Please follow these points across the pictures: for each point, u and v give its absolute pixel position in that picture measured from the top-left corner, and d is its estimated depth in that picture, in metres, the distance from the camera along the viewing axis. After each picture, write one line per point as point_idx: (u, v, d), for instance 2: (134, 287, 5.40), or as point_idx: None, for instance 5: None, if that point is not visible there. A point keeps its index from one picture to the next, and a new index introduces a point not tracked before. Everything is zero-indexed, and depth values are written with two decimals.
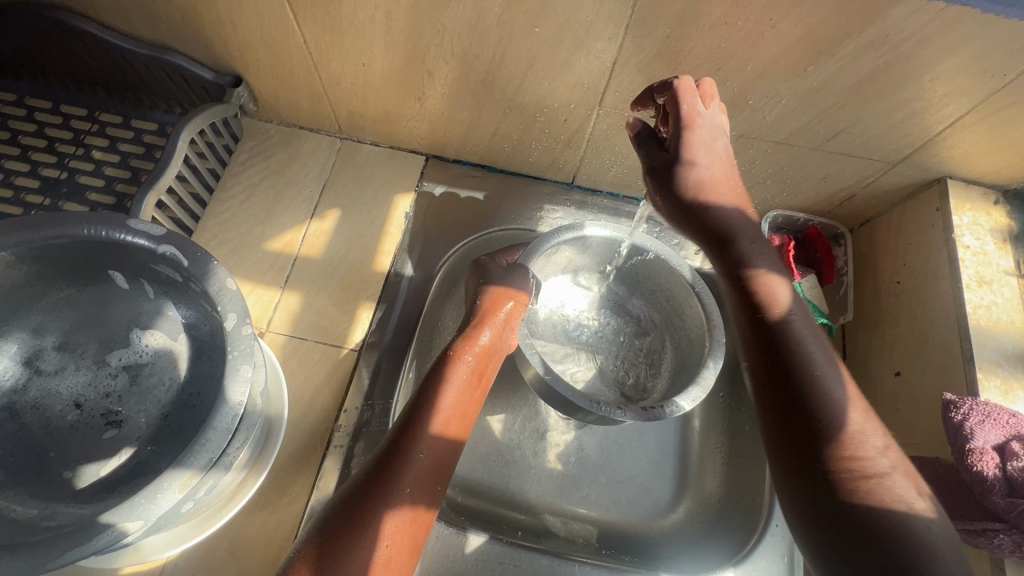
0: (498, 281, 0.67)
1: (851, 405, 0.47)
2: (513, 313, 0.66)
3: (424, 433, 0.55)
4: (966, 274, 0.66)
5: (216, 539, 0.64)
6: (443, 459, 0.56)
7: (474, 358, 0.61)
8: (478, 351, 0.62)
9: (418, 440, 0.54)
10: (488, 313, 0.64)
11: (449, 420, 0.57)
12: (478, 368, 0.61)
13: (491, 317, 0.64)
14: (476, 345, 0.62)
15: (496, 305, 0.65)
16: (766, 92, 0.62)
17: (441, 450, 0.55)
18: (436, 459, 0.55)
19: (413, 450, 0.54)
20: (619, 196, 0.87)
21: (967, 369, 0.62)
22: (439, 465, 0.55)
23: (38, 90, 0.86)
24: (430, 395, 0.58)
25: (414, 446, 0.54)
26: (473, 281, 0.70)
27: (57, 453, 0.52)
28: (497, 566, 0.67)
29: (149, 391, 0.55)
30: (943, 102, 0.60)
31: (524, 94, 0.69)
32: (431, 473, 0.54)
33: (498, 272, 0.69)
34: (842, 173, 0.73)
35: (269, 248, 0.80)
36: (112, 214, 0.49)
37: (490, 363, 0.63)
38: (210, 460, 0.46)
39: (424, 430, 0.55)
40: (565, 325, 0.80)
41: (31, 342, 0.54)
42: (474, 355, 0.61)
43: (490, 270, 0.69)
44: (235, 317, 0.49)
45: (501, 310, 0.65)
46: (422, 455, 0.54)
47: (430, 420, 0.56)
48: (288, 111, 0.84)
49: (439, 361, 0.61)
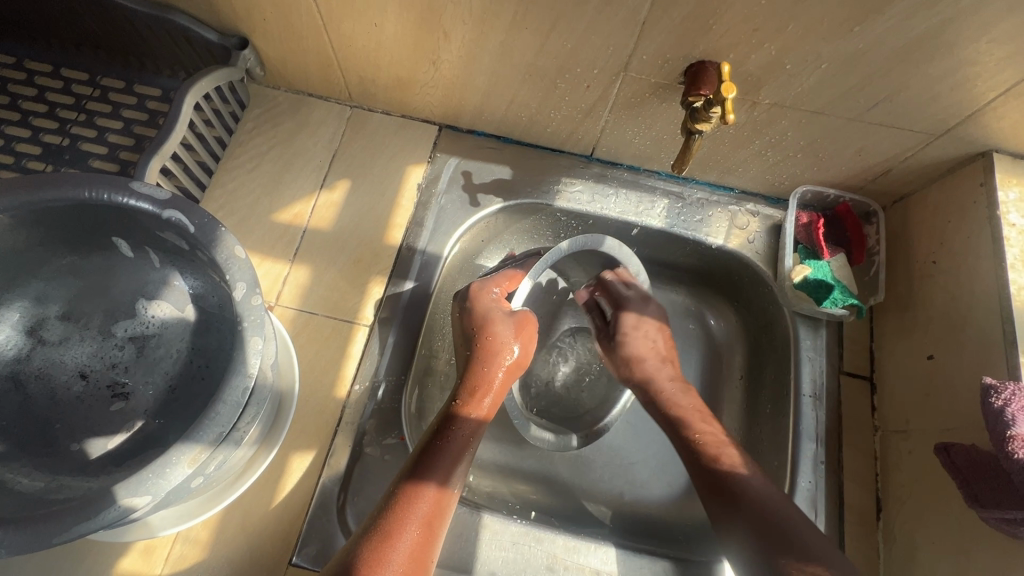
0: (500, 339, 0.67)
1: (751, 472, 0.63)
2: (512, 369, 0.68)
3: (424, 495, 0.56)
4: (1011, 254, 0.63)
5: (227, 515, 0.63)
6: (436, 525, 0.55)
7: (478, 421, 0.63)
8: (478, 420, 0.63)
9: (418, 504, 0.55)
10: (489, 377, 0.66)
11: (448, 482, 0.57)
12: (480, 432, 0.63)
13: (489, 382, 0.66)
14: (478, 410, 0.64)
15: (498, 371, 0.66)
16: (806, 55, 0.58)
17: (436, 517, 0.55)
18: (425, 525, 0.54)
19: (411, 517, 0.54)
20: (640, 169, 0.83)
21: (1008, 354, 0.60)
22: (430, 536, 0.54)
23: (36, 54, 0.83)
24: (429, 459, 0.58)
25: (414, 510, 0.54)
26: (467, 329, 0.69)
27: (64, 425, 0.50)
28: (511, 547, 0.65)
29: (156, 363, 0.54)
30: (998, 66, 0.55)
31: (544, 57, 0.65)
32: (422, 542, 0.53)
33: (504, 329, 0.68)
34: (881, 146, 0.69)
35: (278, 220, 0.78)
36: (114, 175, 0.47)
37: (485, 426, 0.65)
38: (220, 435, 0.44)
39: (425, 496, 0.55)
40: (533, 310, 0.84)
41: (33, 310, 0.52)
42: (478, 420, 0.63)
43: (495, 325, 0.67)
44: (244, 286, 0.47)
45: (499, 370, 0.67)
46: (421, 515, 0.55)
47: (427, 484, 0.56)
48: (296, 75, 0.80)
49: (441, 423, 0.62)
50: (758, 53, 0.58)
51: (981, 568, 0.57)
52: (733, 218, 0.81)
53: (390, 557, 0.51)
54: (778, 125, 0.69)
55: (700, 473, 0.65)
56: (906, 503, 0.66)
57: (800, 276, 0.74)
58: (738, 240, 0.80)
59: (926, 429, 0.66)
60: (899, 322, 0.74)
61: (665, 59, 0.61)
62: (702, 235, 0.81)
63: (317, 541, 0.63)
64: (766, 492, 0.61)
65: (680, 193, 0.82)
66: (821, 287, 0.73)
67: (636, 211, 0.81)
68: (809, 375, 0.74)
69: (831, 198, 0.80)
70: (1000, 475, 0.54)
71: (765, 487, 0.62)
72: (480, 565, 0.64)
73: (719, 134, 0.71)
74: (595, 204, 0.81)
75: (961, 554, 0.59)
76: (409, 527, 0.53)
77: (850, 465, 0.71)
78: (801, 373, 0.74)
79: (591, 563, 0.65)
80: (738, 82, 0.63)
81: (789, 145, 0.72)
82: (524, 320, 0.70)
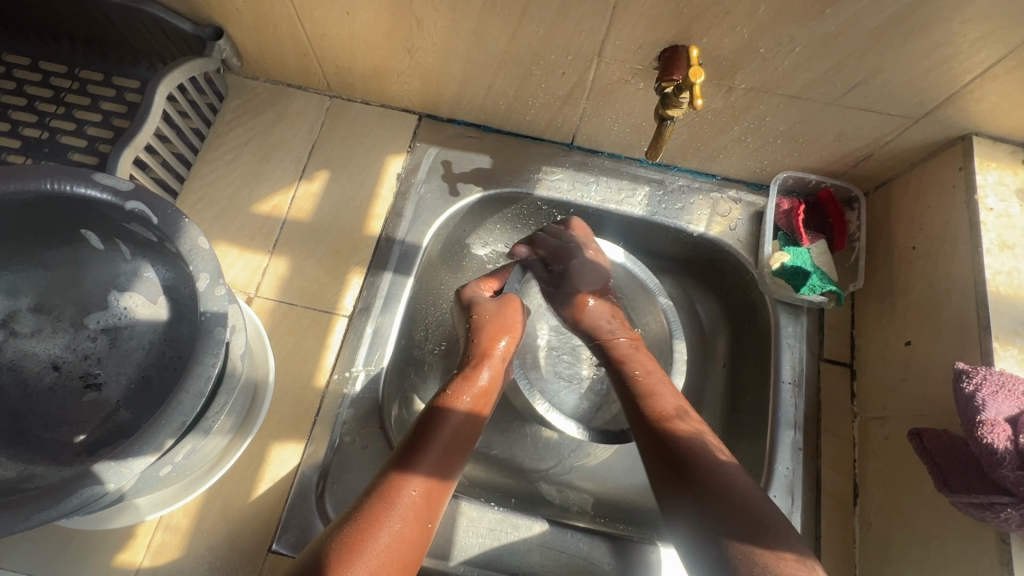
0: (488, 316, 0.71)
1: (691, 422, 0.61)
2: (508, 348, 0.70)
3: (415, 476, 0.56)
4: (987, 239, 0.62)
5: (207, 504, 0.64)
6: (430, 506, 0.56)
7: (473, 397, 0.64)
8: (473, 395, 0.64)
9: (407, 485, 0.55)
10: (487, 350, 0.69)
11: (444, 461, 0.59)
12: (477, 408, 0.64)
13: (489, 358, 0.68)
14: (478, 383, 0.66)
15: (494, 344, 0.69)
16: (779, 38, 0.57)
17: (428, 500, 0.56)
18: (417, 506, 0.55)
19: (398, 498, 0.54)
20: (621, 157, 0.82)
21: (982, 338, 0.60)
22: (420, 517, 0.55)
23: (16, 46, 0.83)
24: (421, 437, 0.59)
25: (404, 494, 0.55)
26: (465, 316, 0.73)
27: (36, 415, 0.51)
28: (488, 533, 0.66)
29: (128, 354, 0.54)
30: (973, 48, 0.54)
31: (518, 43, 0.65)
32: (414, 521, 0.54)
33: (490, 307, 0.72)
34: (859, 131, 0.68)
35: (257, 211, 0.78)
36: (77, 167, 0.47)
37: (487, 402, 0.66)
38: (183, 423, 0.44)
39: (416, 475, 0.56)
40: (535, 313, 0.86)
41: (4, 302, 0.53)
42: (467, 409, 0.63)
43: (479, 307, 0.72)
44: (208, 277, 0.48)
45: (497, 349, 0.69)
46: (415, 496, 0.55)
47: (415, 471, 0.57)
48: (273, 66, 0.80)
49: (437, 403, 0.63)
50: (730, 37, 0.58)
51: (953, 550, 0.57)
52: (714, 206, 0.81)
53: (375, 542, 0.51)
54: (755, 111, 0.68)
55: (652, 445, 0.60)
56: (882, 489, 0.66)
57: (778, 262, 0.74)
58: (719, 227, 0.80)
59: (902, 415, 0.66)
60: (879, 308, 0.74)
61: (638, 44, 0.61)
62: (683, 223, 0.80)
63: (295, 528, 0.64)
64: (712, 447, 0.58)
65: (661, 181, 0.82)
66: (799, 274, 0.73)
67: (618, 199, 0.81)
68: (789, 363, 0.74)
69: (812, 184, 0.79)
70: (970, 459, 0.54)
71: (722, 455, 0.58)
72: (457, 551, 0.64)
73: (697, 120, 0.71)
74: (575, 193, 0.81)
75: (933, 537, 0.59)
76: (396, 507, 0.54)
77: (828, 452, 0.71)
78: (781, 359, 0.74)
79: (567, 549, 0.66)
80: (712, 67, 0.62)
81: (769, 131, 0.71)
82: (508, 299, 0.74)
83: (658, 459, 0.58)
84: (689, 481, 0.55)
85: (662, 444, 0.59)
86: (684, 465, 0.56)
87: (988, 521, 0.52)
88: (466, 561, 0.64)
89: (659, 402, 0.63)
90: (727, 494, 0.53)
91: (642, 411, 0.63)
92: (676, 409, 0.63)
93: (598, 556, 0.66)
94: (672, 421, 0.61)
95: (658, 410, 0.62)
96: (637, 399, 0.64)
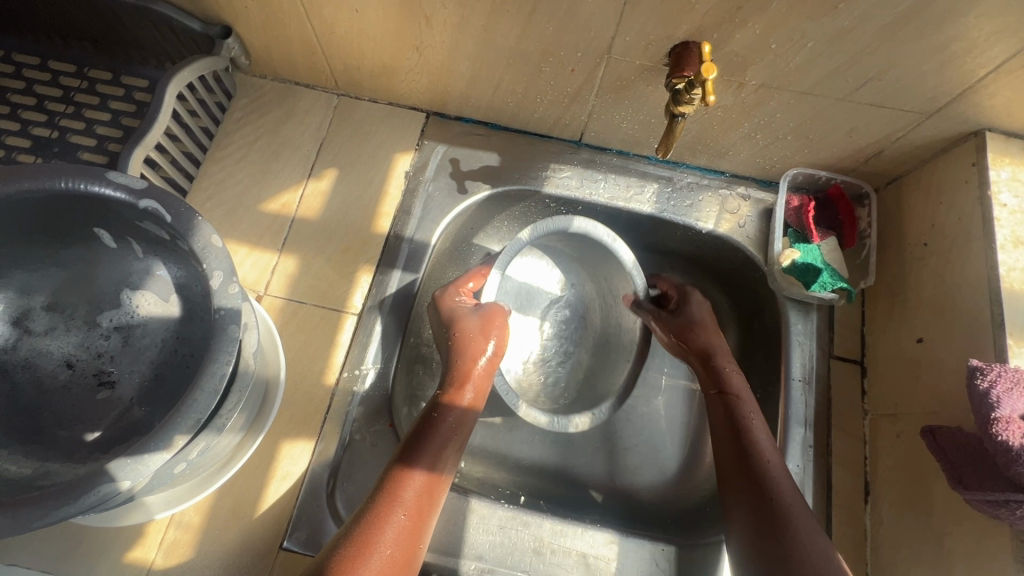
0: (469, 334, 0.66)
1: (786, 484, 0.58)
2: (490, 362, 0.66)
3: (402, 498, 0.55)
4: (1001, 235, 0.62)
5: (218, 501, 0.65)
6: (415, 532, 0.54)
7: (452, 420, 0.62)
8: (463, 411, 0.63)
9: (395, 508, 0.54)
10: (467, 368, 0.65)
11: (435, 470, 0.58)
12: (458, 427, 0.62)
13: (469, 377, 0.65)
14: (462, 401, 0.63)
15: (474, 361, 0.65)
16: (791, 34, 0.56)
17: (418, 523, 0.55)
18: (406, 529, 0.54)
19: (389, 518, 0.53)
20: (630, 154, 0.82)
21: (995, 336, 0.59)
22: (410, 537, 0.54)
23: (25, 46, 0.83)
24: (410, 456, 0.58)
25: (391, 518, 0.53)
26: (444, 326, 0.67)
27: (51, 412, 0.52)
28: (498, 530, 0.66)
29: (141, 352, 0.55)
30: (988, 42, 0.54)
31: (527, 40, 0.65)
32: (402, 546, 0.53)
33: (469, 321, 0.66)
34: (871, 127, 0.68)
35: (266, 209, 0.78)
36: (90, 165, 0.47)
37: (466, 422, 0.63)
38: (198, 420, 0.44)
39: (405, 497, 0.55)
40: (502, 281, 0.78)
41: (18, 300, 0.53)
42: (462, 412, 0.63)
43: (461, 321, 0.66)
44: (221, 275, 0.48)
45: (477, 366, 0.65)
46: (404, 518, 0.54)
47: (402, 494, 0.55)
48: (282, 64, 0.80)
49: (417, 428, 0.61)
50: (741, 33, 0.57)
51: (966, 548, 0.57)
52: (723, 203, 0.80)
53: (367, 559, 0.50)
54: (766, 107, 0.67)
55: (734, 469, 0.61)
56: (894, 487, 0.66)
57: (788, 259, 0.74)
58: (729, 224, 0.79)
59: (914, 412, 0.66)
60: (890, 305, 0.73)
61: (648, 41, 0.60)
62: (692, 220, 0.80)
63: (306, 525, 0.64)
64: (798, 512, 0.56)
65: (670, 178, 0.82)
66: (809, 271, 0.72)
67: (626, 196, 0.81)
68: (799, 360, 0.74)
69: (822, 181, 0.79)
70: (984, 456, 0.54)
71: (809, 521, 0.55)
72: (467, 549, 0.64)
73: (707, 116, 0.70)
74: (583, 190, 0.81)
75: (945, 535, 0.59)
76: (384, 531, 0.52)
77: (839, 450, 0.71)
78: (791, 357, 0.74)
79: (578, 546, 0.66)
80: (723, 63, 0.62)
81: (779, 128, 0.71)
82: (491, 314, 0.67)
83: (738, 484, 0.60)
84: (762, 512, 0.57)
85: (744, 471, 0.60)
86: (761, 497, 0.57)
87: (1003, 518, 0.52)
88: (476, 558, 0.64)
89: (750, 428, 0.62)
90: (795, 534, 0.54)
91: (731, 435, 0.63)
92: (764, 436, 0.62)
93: (609, 554, 0.66)
94: (760, 450, 0.61)
95: (748, 437, 0.62)
96: (733, 441, 0.62)
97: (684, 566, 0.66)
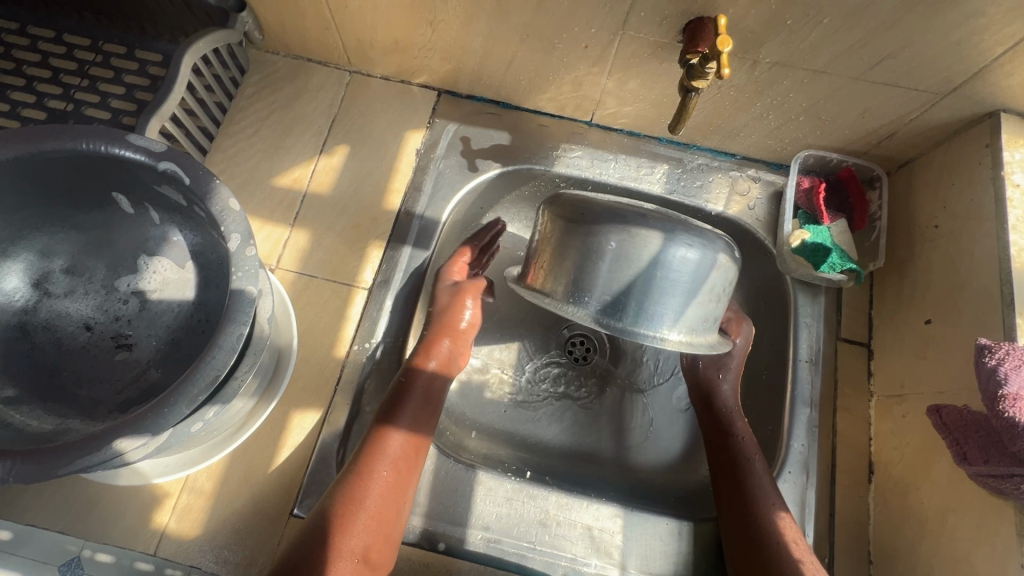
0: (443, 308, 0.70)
1: (773, 504, 0.62)
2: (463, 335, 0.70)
3: (388, 463, 0.59)
4: (1013, 216, 0.62)
5: (230, 468, 0.66)
6: (395, 501, 0.58)
7: (416, 406, 0.63)
8: (428, 378, 0.65)
9: (377, 470, 0.58)
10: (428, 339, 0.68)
11: (411, 431, 0.61)
12: (427, 401, 0.64)
13: (433, 350, 0.67)
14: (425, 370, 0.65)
15: (442, 339, 0.68)
16: (807, 9, 0.56)
17: (397, 488, 0.59)
18: (388, 491, 0.58)
19: (373, 479, 0.57)
20: (640, 135, 0.82)
21: (1005, 315, 0.59)
22: (391, 498, 0.58)
23: (41, 19, 0.84)
24: (383, 427, 0.60)
25: (376, 477, 0.58)
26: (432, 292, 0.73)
27: (70, 372, 0.55)
28: (505, 501, 0.67)
29: (158, 317, 0.58)
30: (1005, 19, 0.54)
31: (542, 16, 0.64)
32: (388, 517, 0.57)
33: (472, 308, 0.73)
34: (884, 108, 0.68)
35: (278, 183, 0.78)
36: (110, 128, 0.48)
37: (434, 397, 0.65)
38: (215, 377, 0.45)
39: (385, 461, 0.59)
40: (636, 214, 0.55)
41: (38, 263, 0.56)
42: (430, 378, 0.65)
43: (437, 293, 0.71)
44: (238, 238, 0.48)
45: (444, 346, 0.68)
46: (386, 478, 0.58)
47: (382, 467, 0.58)
48: (296, 40, 0.80)
49: (388, 409, 0.62)
50: (757, 9, 0.57)
51: (971, 525, 0.57)
52: (733, 184, 0.80)
53: (356, 519, 0.55)
54: (778, 86, 0.67)
55: (728, 490, 0.64)
56: (898, 467, 0.66)
57: (797, 240, 0.74)
58: (738, 206, 0.79)
59: (922, 393, 0.66)
60: (899, 287, 0.74)
61: (663, 17, 0.60)
62: (703, 202, 0.79)
63: (316, 493, 0.65)
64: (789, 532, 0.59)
65: (681, 159, 0.81)
66: (818, 252, 0.72)
67: (635, 176, 0.80)
68: (806, 342, 0.74)
69: (834, 163, 0.79)
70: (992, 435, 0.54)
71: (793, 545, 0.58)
72: (475, 519, 0.66)
73: (719, 95, 0.70)
74: (594, 169, 0.80)
75: (950, 512, 0.59)
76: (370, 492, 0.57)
77: (845, 431, 0.71)
78: (799, 339, 0.74)
79: (584, 519, 0.67)
80: (737, 39, 0.62)
81: (791, 108, 0.71)
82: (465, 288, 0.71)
83: (728, 502, 0.63)
84: (753, 530, 0.60)
85: (739, 494, 0.63)
86: (752, 521, 0.61)
87: (1007, 494, 0.52)
88: (483, 529, 0.65)
89: (750, 456, 0.65)
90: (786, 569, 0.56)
91: (730, 457, 0.66)
92: (758, 461, 0.65)
93: (613, 528, 0.67)
94: (750, 462, 0.64)
95: (745, 454, 0.65)
96: (728, 452, 0.66)
97: (688, 541, 0.67)
